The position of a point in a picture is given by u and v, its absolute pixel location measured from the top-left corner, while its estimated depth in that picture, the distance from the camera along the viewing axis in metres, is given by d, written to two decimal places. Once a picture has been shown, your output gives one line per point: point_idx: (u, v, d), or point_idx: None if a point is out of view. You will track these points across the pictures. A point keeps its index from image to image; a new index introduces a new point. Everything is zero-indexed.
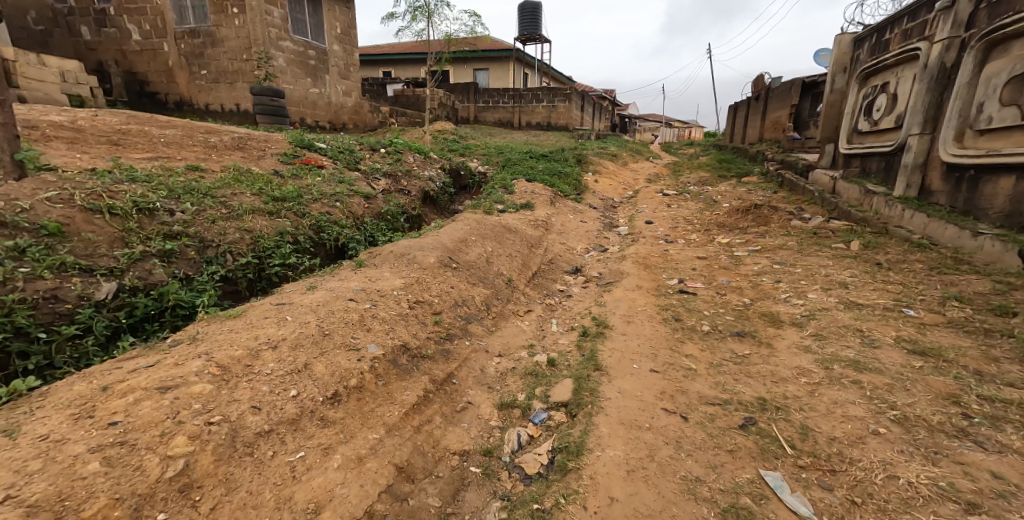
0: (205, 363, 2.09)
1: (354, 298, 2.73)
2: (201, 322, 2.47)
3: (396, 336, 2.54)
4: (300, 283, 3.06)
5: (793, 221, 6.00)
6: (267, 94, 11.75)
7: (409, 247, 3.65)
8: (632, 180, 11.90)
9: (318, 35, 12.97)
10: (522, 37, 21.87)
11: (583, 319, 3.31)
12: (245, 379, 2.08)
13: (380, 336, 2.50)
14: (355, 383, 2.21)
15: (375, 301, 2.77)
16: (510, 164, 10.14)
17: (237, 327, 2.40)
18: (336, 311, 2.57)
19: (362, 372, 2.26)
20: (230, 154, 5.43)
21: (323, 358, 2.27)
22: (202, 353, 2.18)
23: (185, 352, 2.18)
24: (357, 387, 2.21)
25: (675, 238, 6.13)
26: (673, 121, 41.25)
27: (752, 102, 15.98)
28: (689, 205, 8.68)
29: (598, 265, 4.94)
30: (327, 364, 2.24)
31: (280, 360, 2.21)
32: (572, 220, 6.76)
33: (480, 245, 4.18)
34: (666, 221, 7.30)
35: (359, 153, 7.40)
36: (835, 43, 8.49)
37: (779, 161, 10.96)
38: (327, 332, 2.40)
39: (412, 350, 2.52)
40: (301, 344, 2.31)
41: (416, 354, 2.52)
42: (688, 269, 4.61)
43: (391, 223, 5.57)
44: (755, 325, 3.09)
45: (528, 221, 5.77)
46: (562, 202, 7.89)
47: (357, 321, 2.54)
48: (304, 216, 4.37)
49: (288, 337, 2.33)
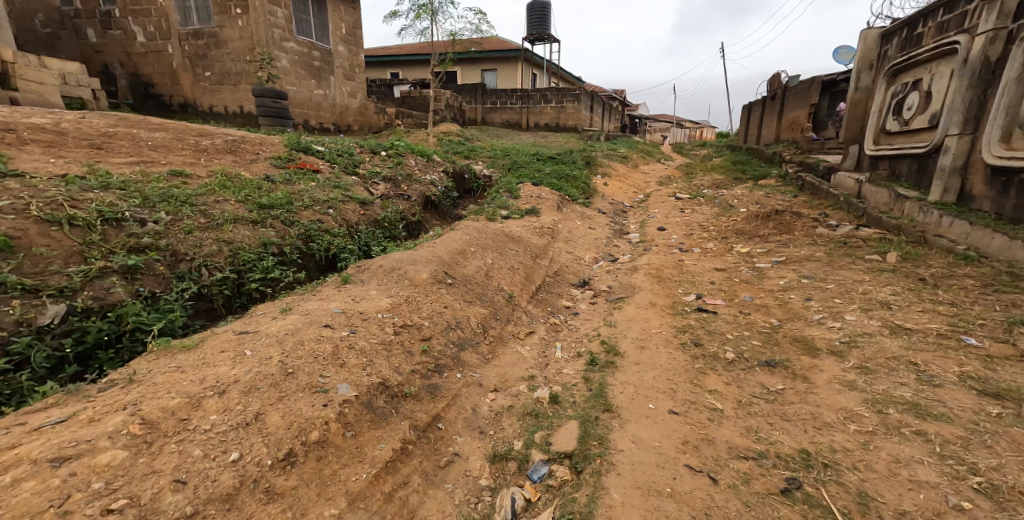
0: (127, 419, 1.78)
1: (330, 326, 2.43)
2: (149, 359, 2.20)
3: (374, 372, 2.22)
4: (275, 305, 2.77)
5: (817, 229, 5.61)
6: (268, 95, 11.50)
7: (401, 260, 3.35)
8: (643, 182, 11.53)
9: (322, 35, 12.78)
10: (531, 37, 21.56)
11: (590, 344, 2.99)
12: (174, 441, 1.77)
13: (354, 373, 2.18)
14: (317, 437, 1.89)
15: (354, 328, 2.47)
16: (517, 167, 9.84)
17: (185, 365, 2.12)
18: (306, 342, 2.27)
19: (327, 422, 1.93)
20: (220, 158, 5.17)
21: (281, 406, 1.95)
22: (129, 403, 1.88)
23: (112, 400, 1.90)
24: (318, 443, 1.88)
25: (689, 246, 5.77)
26: (684, 122, 40.69)
27: (767, 102, 15.50)
28: (703, 209, 8.30)
29: (608, 277, 4.61)
30: (284, 414, 1.92)
31: (225, 410, 1.89)
32: (579, 227, 6.44)
33: (478, 258, 3.88)
34: (680, 227, 6.94)
35: (358, 156, 7.14)
36: (860, 39, 8.07)
37: (797, 163, 10.53)
38: (291, 371, 2.09)
39: (392, 389, 2.21)
40: (256, 387, 2.00)
41: (396, 394, 2.21)
42: (704, 282, 4.26)
43: (388, 231, 5.28)
44: (785, 353, 2.74)
45: (533, 229, 5.47)
46: (570, 207, 7.57)
47: (330, 355, 2.24)
48: (292, 225, 4.09)
49: (241, 379, 2.02)
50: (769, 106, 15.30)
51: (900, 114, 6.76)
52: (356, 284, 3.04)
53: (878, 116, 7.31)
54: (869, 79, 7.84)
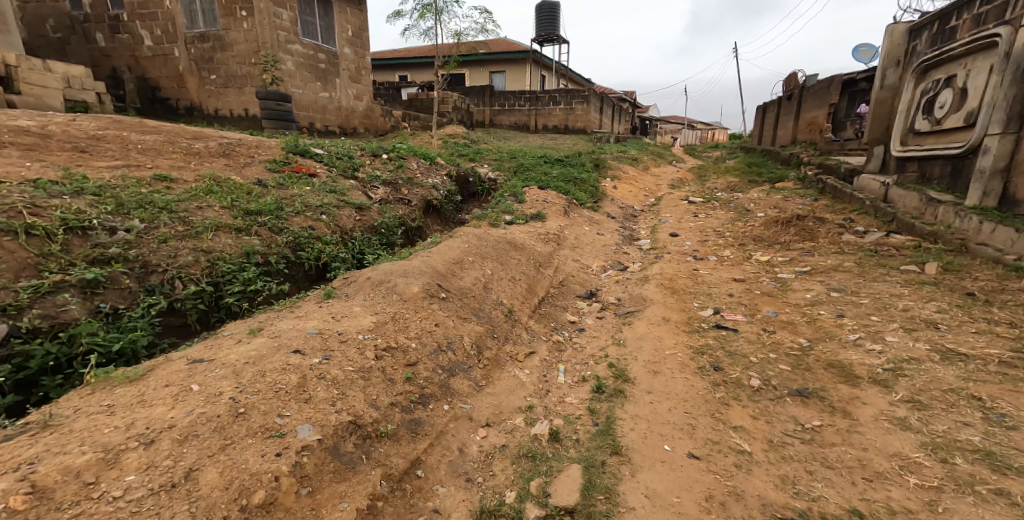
0: (13, 485, 1.47)
1: (300, 352, 2.15)
2: (80, 395, 1.93)
3: (345, 409, 1.95)
4: (246, 324, 2.50)
5: (842, 236, 5.25)
6: (273, 98, 11.20)
7: (391, 272, 3.08)
8: (653, 185, 11.20)
9: (328, 38, 12.64)
10: (539, 39, 21.31)
11: (597, 367, 2.71)
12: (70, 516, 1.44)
13: (319, 412, 1.90)
14: (261, 498, 1.58)
15: (328, 353, 2.19)
16: (523, 170, 9.59)
17: (119, 406, 1.85)
18: (268, 374, 2.00)
19: (277, 478, 1.64)
20: (212, 161, 4.95)
21: (223, 459, 1.66)
22: (28, 461, 1.58)
23: (9, 456, 1.60)
24: (263, 505, 1.58)
25: (704, 254, 5.45)
26: (695, 123, 40.16)
27: (783, 102, 15.07)
28: (717, 214, 7.96)
29: (617, 288, 4.32)
30: (223, 470, 1.63)
31: (147, 468, 1.60)
32: (587, 232, 6.17)
33: (475, 269, 3.61)
34: (693, 233, 6.60)
35: (358, 159, 6.92)
36: (886, 33, 7.71)
37: (816, 165, 10.13)
38: (242, 412, 1.82)
39: (365, 429, 1.93)
40: (195, 434, 1.72)
41: (369, 435, 1.92)
42: (721, 295, 3.96)
43: (385, 237, 5.04)
44: (820, 381, 2.44)
45: (537, 237, 5.22)
46: (578, 211, 7.29)
47: (295, 389, 1.97)
48: (281, 233, 3.84)
49: (180, 424, 1.75)
50: (784, 107, 14.90)
51: (931, 113, 6.46)
52: (340, 298, 2.78)
53: (906, 115, 7.04)
54: (895, 76, 7.51)
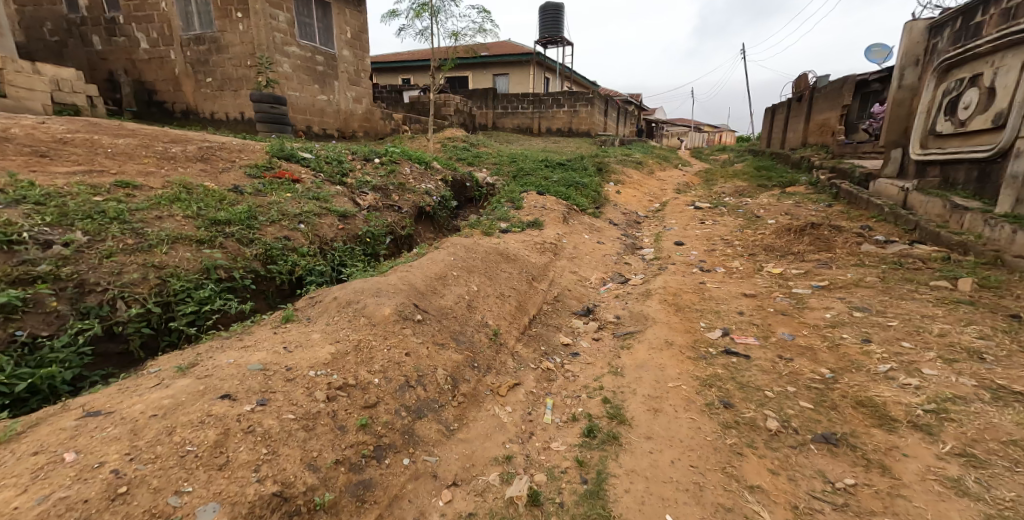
0: None
1: (230, 398, 1.85)
2: None
3: (271, 478, 1.64)
4: (177, 359, 2.20)
5: (860, 247, 4.90)
6: (267, 101, 11.06)
7: (362, 291, 2.78)
8: (658, 190, 10.86)
9: (327, 40, 12.41)
10: (543, 40, 21.04)
11: (590, 403, 2.39)
12: None
13: (234, 483, 1.60)
14: None
15: (268, 398, 1.90)
16: (523, 175, 9.30)
17: None
18: (181, 428, 1.70)
19: None
20: (189, 166, 4.66)
21: None
22: None
23: None
24: None
25: (711, 265, 5.12)
26: (701, 125, 39.73)
27: (793, 104, 14.68)
28: (725, 220, 7.60)
29: (617, 304, 4.00)
30: None
31: None
32: (586, 241, 5.87)
33: (459, 287, 3.31)
34: (700, 241, 6.27)
35: (349, 164, 6.65)
36: (903, 31, 7.47)
37: (829, 169, 9.77)
38: (118, 494, 1.49)
39: (292, 503, 1.61)
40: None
41: (298, 510, 1.61)
42: (730, 313, 3.63)
43: (369, 246, 4.72)
44: (849, 424, 2.11)
45: (532, 249, 4.93)
46: (578, 218, 6.99)
47: (210, 450, 1.66)
48: (250, 244, 3.53)
49: (41, 505, 1.44)
50: (794, 108, 14.53)
51: (953, 114, 6.19)
52: (301, 323, 2.47)
53: (926, 117, 6.79)
54: (914, 77, 7.27)
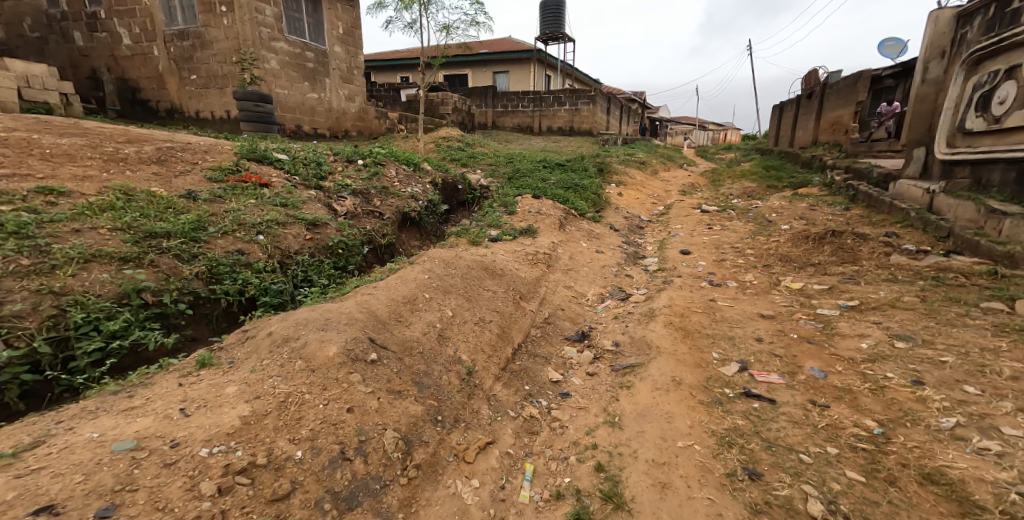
0: None
1: (53, 511, 1.39)
2: None
3: None
4: (19, 437, 1.68)
5: (887, 259, 4.41)
6: (252, 99, 10.58)
7: (305, 323, 2.30)
8: (662, 191, 10.36)
9: (317, 35, 11.91)
10: (544, 37, 20.55)
11: (580, 472, 1.96)
12: None
13: None
14: None
15: (115, 505, 1.44)
16: (519, 176, 8.85)
17: None
18: None
19: None
20: (140, 170, 4.17)
21: None
22: None
23: None
24: None
25: (721, 279, 4.63)
26: (707, 124, 39.07)
27: (802, 101, 14.16)
28: (734, 226, 7.11)
29: (617, 328, 3.53)
30: None
31: None
32: (582, 251, 5.42)
33: (429, 314, 2.82)
34: (707, 250, 5.79)
35: (330, 166, 6.18)
36: (928, 21, 7.10)
37: (845, 171, 9.28)
38: None
39: None
40: None
41: None
42: (747, 341, 3.15)
43: (340, 259, 4.23)
44: (920, 512, 1.65)
45: (522, 263, 4.48)
46: (576, 224, 6.54)
47: None
48: (192, 260, 3.06)
49: None
50: (803, 105, 14.03)
51: (985, 110, 5.74)
52: (220, 369, 2.04)
53: (954, 113, 6.36)
54: (940, 69, 6.96)
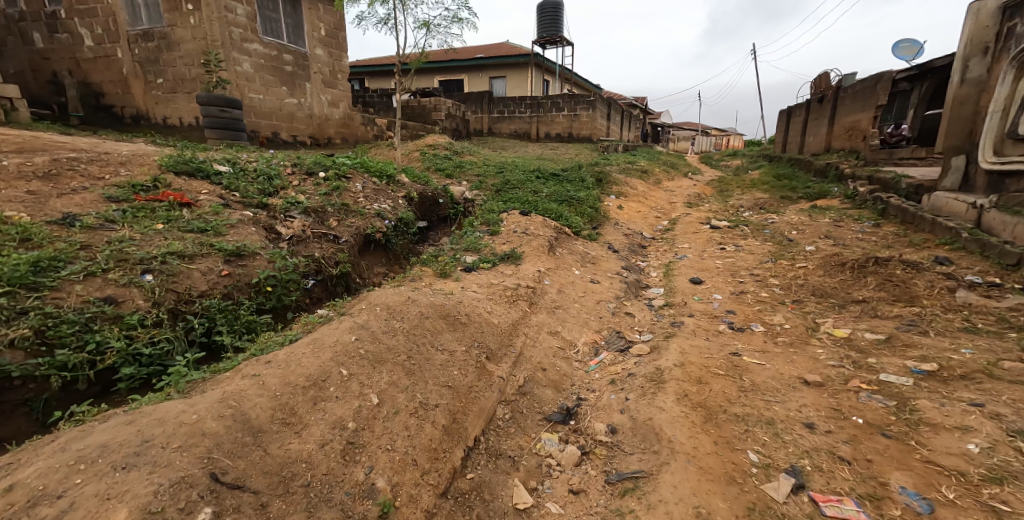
0: None
1: None
2: None
3: None
4: None
5: (951, 301, 3.58)
6: (216, 103, 8.67)
7: (86, 455, 1.57)
8: (667, 203, 9.52)
9: (296, 37, 11.08)
10: (541, 41, 19.69)
11: None
12: None
13: None
14: None
15: None
16: (508, 188, 8.07)
17: None
18: None
19: None
20: (10, 188, 3.24)
21: None
22: None
23: None
24: None
25: (744, 322, 3.80)
26: (709, 130, 38.45)
27: (813, 105, 13.34)
28: (751, 245, 6.27)
29: (614, 401, 2.68)
30: None
31: None
32: (573, 282, 4.64)
33: (335, 408, 1.96)
34: (721, 279, 4.98)
35: (284, 180, 5.34)
36: (968, 12, 6.29)
37: (870, 182, 8.46)
38: None
39: None
40: None
41: None
42: (794, 430, 2.30)
43: (267, 299, 3.34)
44: None
45: (498, 306, 3.64)
46: (569, 245, 5.75)
47: None
48: (16, 319, 2.20)
49: None
50: (814, 110, 13.24)
51: None
52: None
53: (1003, 117, 5.62)
54: (981, 67, 6.16)
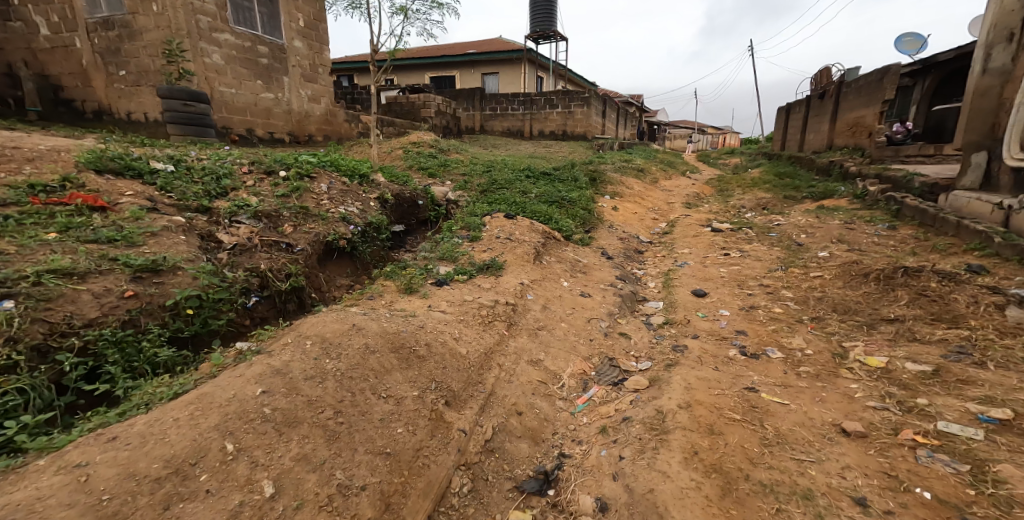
0: None
1: None
2: None
3: None
4: None
5: (1002, 321, 3.04)
6: (180, 96, 8.08)
7: None
8: (664, 204, 8.97)
9: (272, 28, 10.41)
10: (533, 35, 19.34)
11: None
12: None
13: None
14: None
15: None
16: (495, 188, 7.51)
17: None
18: None
19: None
20: None
21: None
22: None
23: None
24: None
25: (758, 347, 3.26)
26: (705, 129, 37.93)
27: (813, 101, 12.82)
28: (757, 251, 5.73)
29: (605, 460, 2.16)
30: None
31: None
32: (561, 297, 4.09)
33: (198, 515, 1.51)
34: (728, 291, 4.44)
35: (236, 180, 4.74)
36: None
37: (880, 181, 7.95)
38: None
39: None
40: None
41: None
42: (842, 510, 1.78)
43: (187, 324, 2.76)
44: None
45: (469, 331, 3.09)
46: (557, 252, 5.21)
47: None
48: None
49: None
50: (815, 106, 12.72)
51: None
52: None
53: None
54: (1005, 57, 5.64)
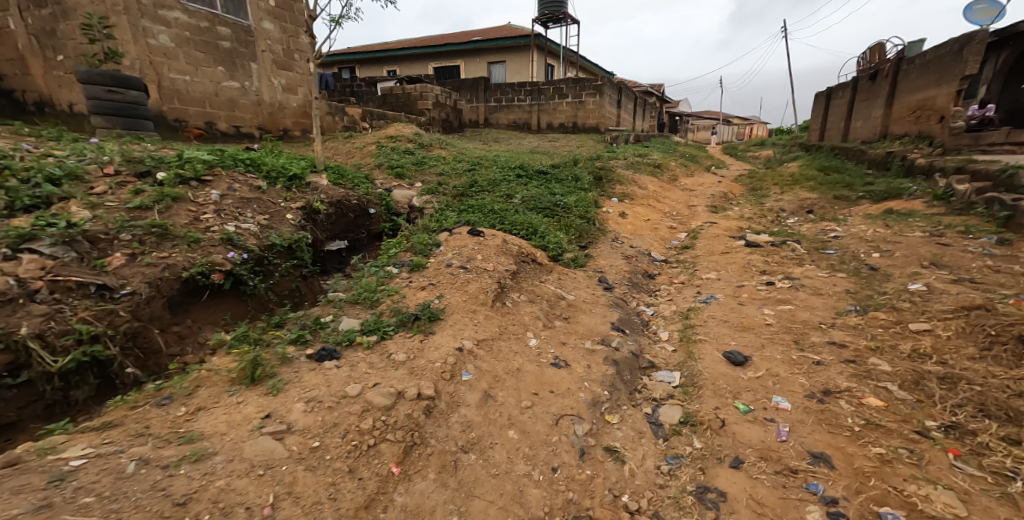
0: None
1: None
2: None
3: None
4: None
5: None
6: (101, 81, 6.31)
7: None
8: (684, 207, 7.36)
9: (235, 6, 8.10)
10: (543, 18, 17.67)
11: None
12: None
13: None
14: None
15: None
16: (474, 191, 6.02)
17: None
18: None
19: None
20: None
21: None
22: None
23: None
24: None
25: (862, 511, 1.77)
26: (729, 119, 35.58)
27: (861, 83, 10.96)
28: (814, 278, 4.15)
29: None
30: None
31: None
32: (518, 372, 2.57)
33: None
34: (781, 352, 2.88)
35: (75, 186, 3.39)
36: None
37: (968, 174, 6.20)
38: None
39: None
40: None
41: None
42: None
43: None
44: None
45: (311, 481, 1.68)
46: (531, 284, 3.71)
47: None
48: None
49: None
50: (864, 88, 10.83)
51: None
52: None
53: None
54: None
